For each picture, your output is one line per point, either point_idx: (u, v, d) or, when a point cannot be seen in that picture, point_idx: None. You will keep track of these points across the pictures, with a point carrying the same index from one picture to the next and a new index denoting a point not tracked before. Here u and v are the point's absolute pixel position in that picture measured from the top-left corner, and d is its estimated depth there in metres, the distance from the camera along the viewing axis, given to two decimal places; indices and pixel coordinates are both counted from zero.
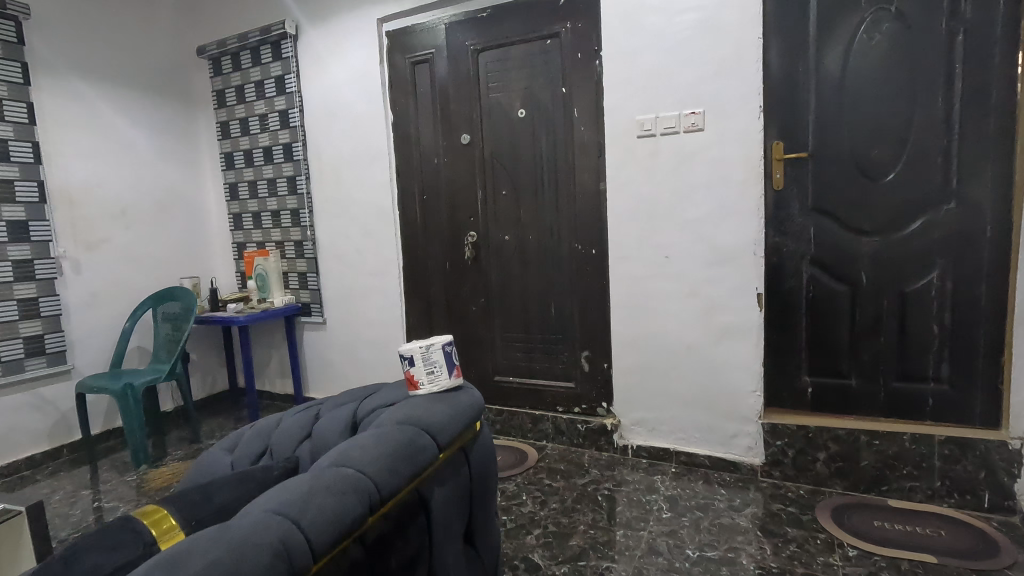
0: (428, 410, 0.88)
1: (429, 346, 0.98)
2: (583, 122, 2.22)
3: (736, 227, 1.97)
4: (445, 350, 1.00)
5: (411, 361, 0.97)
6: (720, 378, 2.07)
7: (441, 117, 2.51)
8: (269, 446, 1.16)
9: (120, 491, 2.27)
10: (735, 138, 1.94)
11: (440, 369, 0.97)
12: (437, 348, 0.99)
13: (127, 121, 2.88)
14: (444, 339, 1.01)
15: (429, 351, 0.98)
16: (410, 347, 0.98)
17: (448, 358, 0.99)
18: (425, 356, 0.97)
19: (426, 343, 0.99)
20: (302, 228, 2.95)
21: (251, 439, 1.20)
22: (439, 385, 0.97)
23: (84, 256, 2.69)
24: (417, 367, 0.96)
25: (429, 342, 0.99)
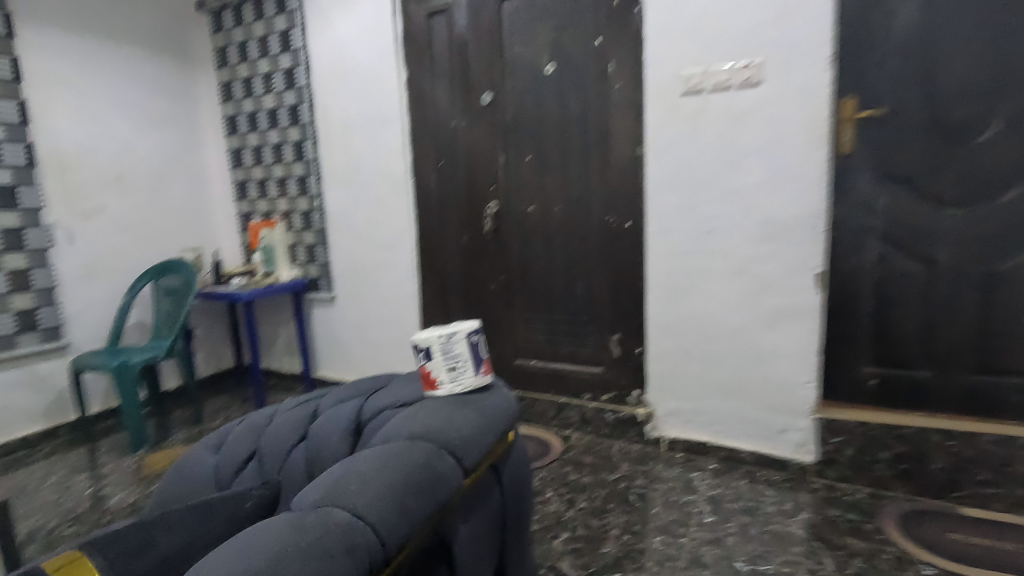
0: (449, 418, 0.68)
1: (451, 336, 0.79)
2: (619, 78, 1.98)
3: (795, 197, 1.73)
4: (472, 340, 0.80)
5: (428, 354, 0.77)
6: (770, 367, 1.84)
7: (459, 75, 2.28)
8: (258, 449, 0.98)
9: (116, 476, 2.13)
10: (798, 94, 1.68)
11: (466, 363, 0.77)
12: (461, 339, 0.79)
13: (123, 81, 2.68)
14: (471, 325, 0.82)
15: (451, 341, 0.79)
16: (424, 337, 0.79)
17: (476, 348, 0.79)
18: (444, 347, 0.78)
19: (448, 333, 0.79)
20: (310, 197, 2.75)
21: (239, 438, 1.02)
22: (463, 385, 0.76)
23: (79, 225, 2.52)
24: (434, 362, 0.77)
25: (452, 330, 0.80)
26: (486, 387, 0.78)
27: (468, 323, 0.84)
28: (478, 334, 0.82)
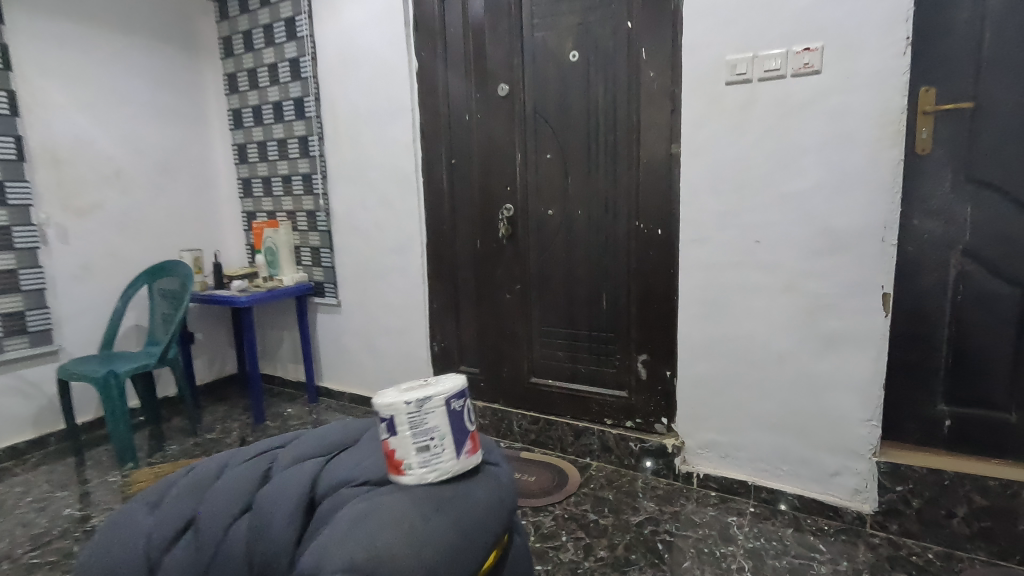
0: (421, 514, 0.59)
1: (425, 407, 0.67)
2: (652, 66, 1.74)
3: (859, 205, 1.48)
4: (449, 408, 0.69)
5: (394, 430, 0.66)
6: (824, 399, 1.60)
7: (474, 63, 2.07)
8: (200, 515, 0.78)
9: (98, 495, 1.98)
10: (866, 83, 1.43)
11: (441, 442, 0.66)
12: (437, 410, 0.68)
13: (123, 71, 2.53)
14: (451, 388, 0.70)
15: (423, 414, 0.67)
16: (389, 406, 0.67)
17: (453, 420, 0.68)
18: (415, 420, 0.67)
19: (421, 399, 0.68)
20: (315, 195, 2.58)
21: (178, 496, 0.82)
22: (438, 470, 0.66)
23: (73, 224, 2.39)
24: (398, 442, 0.65)
25: (426, 397, 0.68)
26: (463, 470, 0.67)
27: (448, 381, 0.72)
28: (460, 397, 0.71)
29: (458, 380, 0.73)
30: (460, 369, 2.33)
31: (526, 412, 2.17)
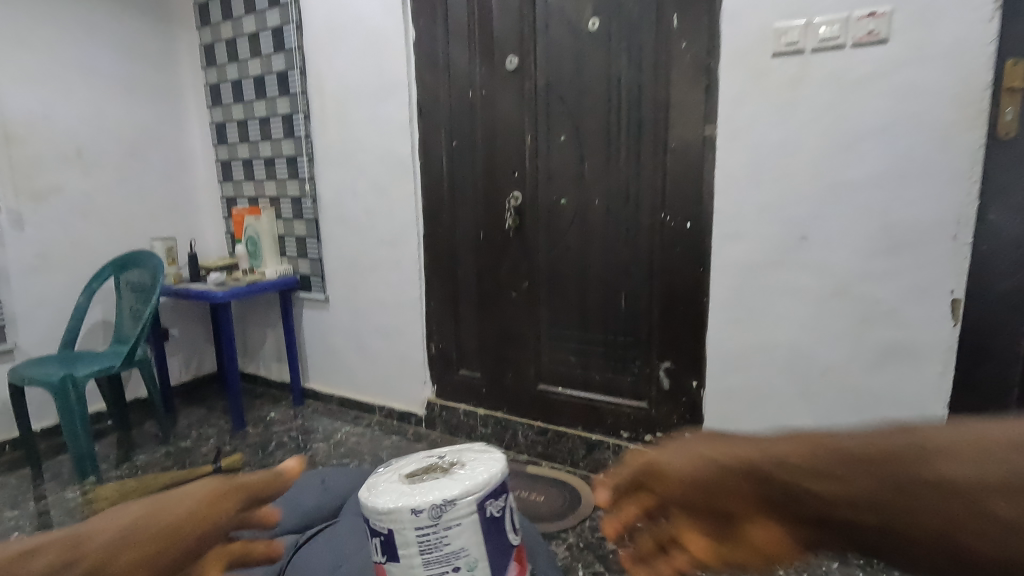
0: None
1: (442, 526, 0.62)
2: (685, 35, 1.52)
3: (928, 198, 1.29)
4: (478, 521, 0.64)
5: (398, 551, 0.62)
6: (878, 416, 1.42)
7: (479, 33, 1.83)
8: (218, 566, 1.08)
9: (54, 515, 1.76)
10: (942, 56, 1.23)
11: (463, 568, 0.63)
12: (457, 531, 0.62)
13: (85, 39, 2.28)
14: (480, 491, 0.64)
15: (442, 532, 0.62)
16: (394, 518, 0.62)
17: (483, 539, 0.64)
18: (430, 544, 0.62)
19: (438, 520, 0.62)
20: (300, 180, 2.34)
21: None
22: None
23: (29, 209, 2.14)
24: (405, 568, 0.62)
25: (443, 510, 0.61)
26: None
27: (478, 474, 0.66)
28: (488, 500, 0.65)
29: (494, 471, 0.67)
30: (459, 374, 2.12)
31: (533, 422, 1.97)
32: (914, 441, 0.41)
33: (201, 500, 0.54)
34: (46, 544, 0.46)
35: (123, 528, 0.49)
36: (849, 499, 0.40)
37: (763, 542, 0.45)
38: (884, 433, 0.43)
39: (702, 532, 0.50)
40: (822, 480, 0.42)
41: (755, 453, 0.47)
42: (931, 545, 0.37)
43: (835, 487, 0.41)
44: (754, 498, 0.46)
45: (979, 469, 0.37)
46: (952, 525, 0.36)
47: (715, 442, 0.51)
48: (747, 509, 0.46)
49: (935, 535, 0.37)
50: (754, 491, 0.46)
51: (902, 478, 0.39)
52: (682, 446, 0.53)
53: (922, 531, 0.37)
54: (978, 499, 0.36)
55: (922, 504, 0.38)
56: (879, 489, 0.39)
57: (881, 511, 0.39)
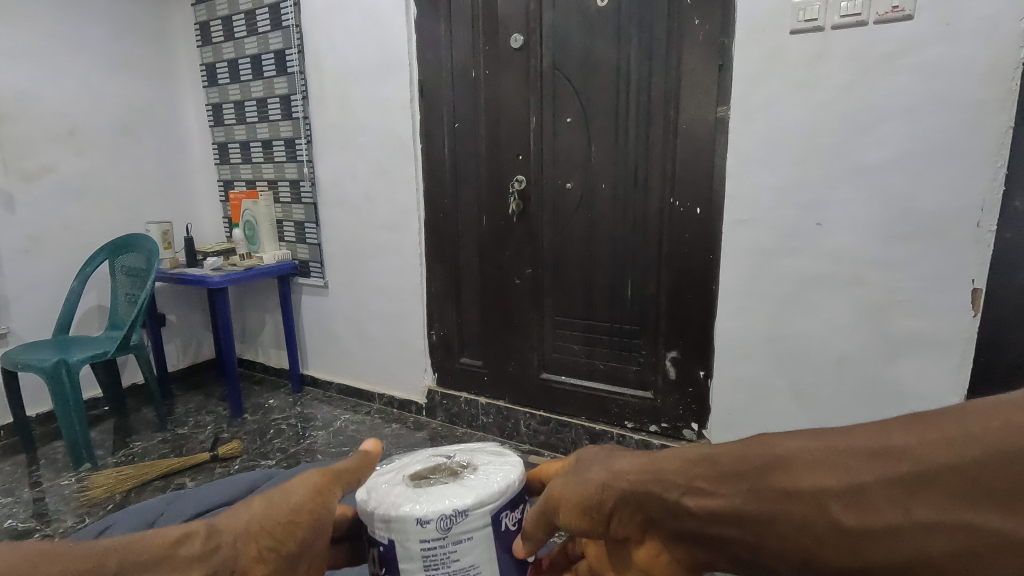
0: None
1: (451, 539, 0.52)
2: (698, 11, 1.45)
3: (950, 183, 1.25)
4: (493, 534, 0.55)
5: (398, 565, 0.53)
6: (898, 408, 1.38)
7: (483, 8, 1.77)
8: None
9: (48, 502, 1.70)
10: (970, 33, 1.18)
11: None
12: (467, 544, 0.53)
13: (76, 14, 2.21)
14: (494, 502, 0.55)
15: (451, 547, 0.52)
16: (397, 529, 0.53)
17: (495, 552, 0.54)
18: (435, 559, 0.52)
19: (447, 531, 0.52)
20: (299, 163, 2.28)
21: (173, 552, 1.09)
22: None
23: (21, 190, 2.09)
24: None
25: (453, 522, 0.52)
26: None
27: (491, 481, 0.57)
28: (503, 509, 0.56)
29: (509, 476, 0.58)
30: (461, 362, 2.08)
31: (535, 411, 1.94)
32: (783, 448, 0.49)
33: (306, 501, 0.57)
34: (174, 546, 0.52)
35: (245, 530, 0.55)
36: (725, 510, 0.50)
37: (658, 550, 0.57)
38: (752, 446, 0.52)
39: (610, 542, 0.60)
40: (700, 498, 0.51)
41: (643, 476, 0.56)
42: (791, 551, 0.47)
43: (710, 505, 0.51)
44: (639, 520, 0.57)
45: (822, 480, 0.45)
46: (802, 532, 0.46)
47: (611, 464, 0.59)
48: (645, 522, 0.56)
49: (793, 543, 0.46)
50: (644, 508, 0.56)
51: (765, 484, 0.48)
52: (578, 474, 0.60)
53: (778, 540, 0.47)
54: (822, 507, 0.45)
55: (777, 515, 0.47)
56: (749, 505, 0.48)
57: (747, 522, 0.49)
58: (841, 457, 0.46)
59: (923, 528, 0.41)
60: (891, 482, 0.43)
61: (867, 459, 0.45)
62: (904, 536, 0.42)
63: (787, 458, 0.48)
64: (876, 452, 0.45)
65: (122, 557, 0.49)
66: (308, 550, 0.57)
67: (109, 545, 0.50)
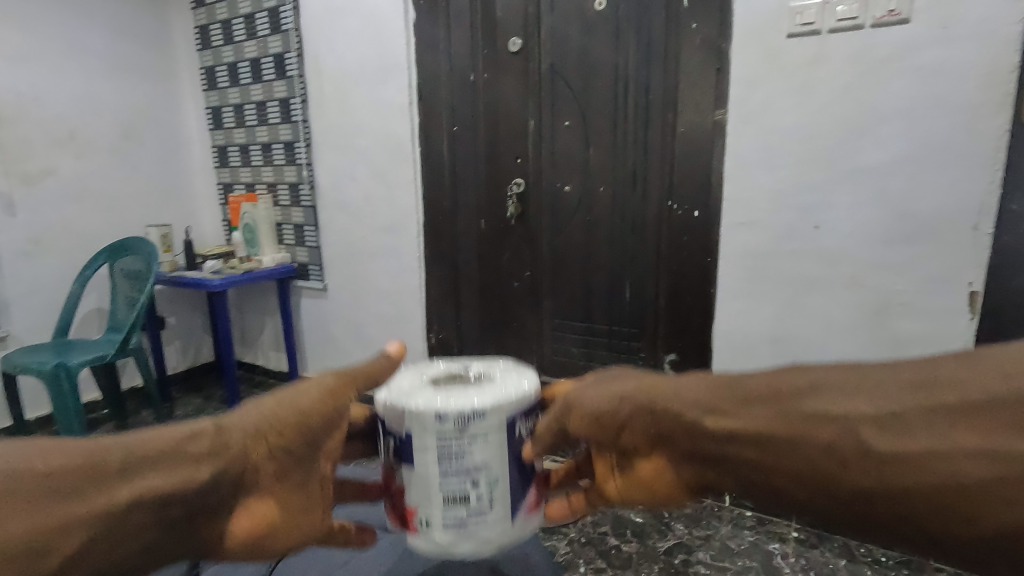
0: None
1: (461, 437, 0.46)
2: (695, 15, 1.46)
3: (948, 185, 1.25)
4: (509, 439, 0.48)
5: (410, 459, 0.48)
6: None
7: (482, 13, 1.77)
8: None
9: None
10: (967, 35, 1.18)
11: (483, 489, 0.48)
12: (485, 444, 0.47)
13: (76, 17, 2.22)
14: (515, 405, 0.49)
15: (465, 446, 0.47)
16: (411, 418, 0.47)
17: (511, 466, 0.48)
18: (448, 454, 0.47)
19: (464, 426, 0.47)
20: (298, 166, 2.29)
21: None
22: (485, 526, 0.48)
23: (20, 193, 2.10)
24: (410, 480, 0.49)
25: (472, 420, 0.46)
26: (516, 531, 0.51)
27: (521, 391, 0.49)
28: (526, 414, 0.50)
29: (533, 383, 0.52)
30: None
31: None
32: (815, 377, 0.45)
33: (318, 403, 0.54)
34: (175, 443, 0.48)
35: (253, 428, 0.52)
36: (748, 433, 0.45)
37: (657, 474, 0.54)
38: (786, 373, 0.48)
39: (615, 455, 0.56)
40: (716, 417, 0.47)
41: (664, 393, 0.51)
42: (809, 475, 0.42)
43: (729, 424, 0.47)
44: (650, 436, 0.52)
45: (855, 404, 0.42)
46: (831, 457, 0.41)
47: (628, 380, 0.54)
48: (650, 442, 0.52)
49: (814, 467, 0.42)
50: (650, 427, 0.51)
51: (794, 410, 0.44)
52: (597, 384, 0.55)
53: (799, 464, 0.43)
54: (856, 432, 0.41)
55: (802, 437, 0.43)
56: (775, 425, 0.44)
57: (766, 446, 0.44)
58: (890, 381, 0.41)
59: (968, 457, 0.37)
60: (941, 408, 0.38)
61: (918, 384, 0.41)
62: (937, 459, 0.37)
63: (828, 378, 0.44)
64: (927, 376, 0.41)
65: (116, 452, 0.45)
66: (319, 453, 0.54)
67: (105, 445, 0.45)
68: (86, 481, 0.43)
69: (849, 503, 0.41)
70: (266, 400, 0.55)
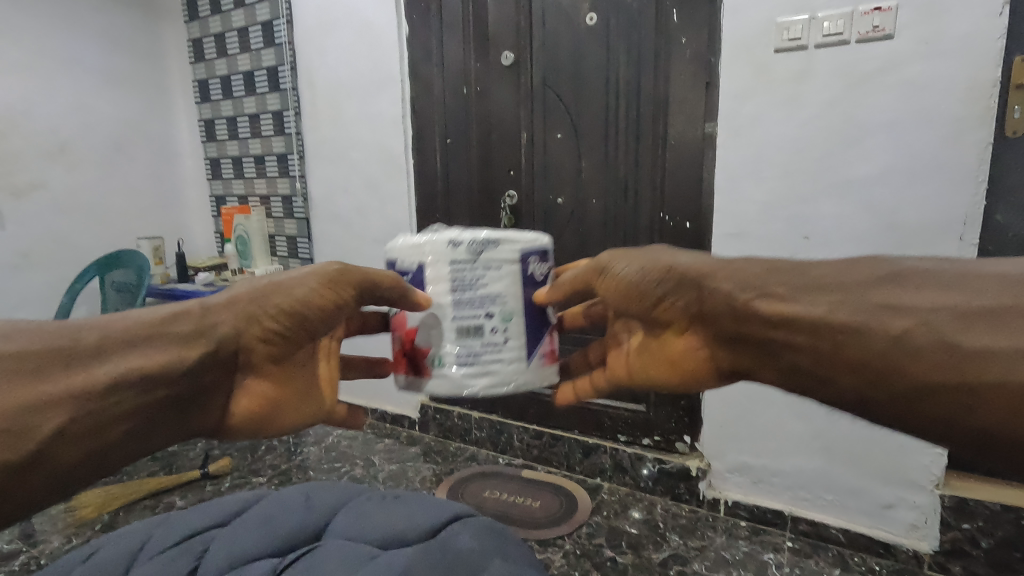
0: None
1: (478, 272, 0.74)
2: (685, 31, 1.48)
3: (935, 195, 1.27)
4: (514, 273, 0.76)
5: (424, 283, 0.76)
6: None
7: (474, 28, 1.79)
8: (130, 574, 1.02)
9: (34, 522, 1.66)
10: (950, 50, 1.21)
11: (497, 313, 0.74)
12: (491, 274, 0.74)
13: (67, 30, 2.22)
14: (520, 247, 0.76)
15: (479, 273, 0.74)
16: (432, 256, 0.75)
17: (522, 300, 0.76)
18: (468, 281, 0.74)
19: (476, 258, 0.74)
20: (291, 178, 2.29)
21: (118, 556, 1.05)
22: (487, 341, 0.74)
23: (11, 205, 2.08)
24: (434, 302, 0.75)
25: (481, 252, 0.74)
26: (529, 369, 0.77)
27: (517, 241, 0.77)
28: (530, 256, 0.78)
29: (536, 240, 0.79)
30: None
31: (529, 425, 1.93)
32: (890, 269, 0.65)
33: (307, 295, 0.82)
34: (158, 325, 0.73)
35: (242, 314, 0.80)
36: (824, 321, 0.66)
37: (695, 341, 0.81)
38: (867, 266, 0.68)
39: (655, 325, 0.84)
40: (774, 303, 0.70)
41: (742, 288, 0.73)
42: (871, 359, 0.62)
43: (786, 311, 0.69)
44: (694, 312, 0.79)
45: (914, 300, 0.61)
46: (891, 345, 0.61)
47: (657, 259, 0.81)
48: (692, 315, 0.79)
49: (877, 355, 0.62)
50: (695, 305, 0.78)
51: (867, 301, 0.64)
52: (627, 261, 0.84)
53: (858, 351, 0.63)
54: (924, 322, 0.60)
55: (869, 327, 0.62)
56: (837, 313, 0.65)
57: (823, 329, 0.66)
58: (931, 288, 0.62)
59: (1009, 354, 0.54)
60: (969, 313, 0.58)
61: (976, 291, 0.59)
62: (977, 351, 0.56)
63: (869, 278, 0.66)
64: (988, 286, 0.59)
65: (93, 334, 0.68)
66: (304, 332, 0.83)
67: (79, 328, 0.68)
68: (74, 357, 0.65)
69: (899, 381, 0.61)
70: (256, 291, 0.82)
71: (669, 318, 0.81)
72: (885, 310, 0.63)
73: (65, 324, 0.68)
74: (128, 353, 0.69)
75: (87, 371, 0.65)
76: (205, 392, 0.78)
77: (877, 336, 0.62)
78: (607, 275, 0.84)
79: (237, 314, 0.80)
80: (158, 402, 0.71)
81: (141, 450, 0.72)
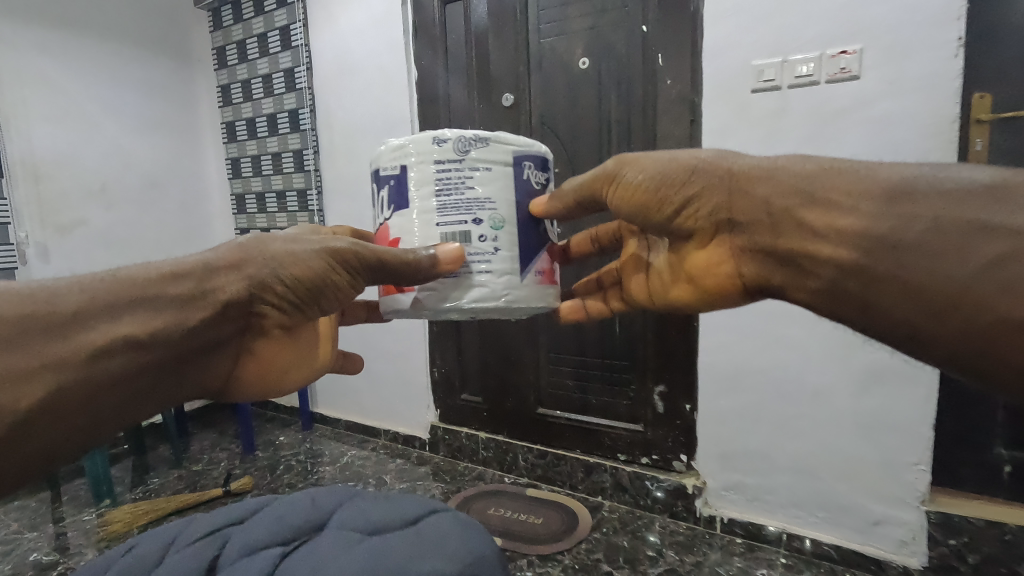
0: None
1: (465, 176, 0.83)
2: (670, 73, 1.59)
3: None
4: (502, 176, 0.85)
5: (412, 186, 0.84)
6: (883, 439, 1.44)
7: (477, 73, 1.93)
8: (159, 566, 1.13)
9: (70, 537, 1.77)
10: (913, 88, 1.30)
11: (485, 214, 0.83)
12: (478, 177, 0.83)
13: (111, 82, 2.43)
14: (509, 154, 0.86)
15: (468, 177, 0.83)
16: (423, 160, 0.83)
17: (512, 208, 0.86)
18: (457, 182, 0.82)
19: (465, 160, 0.83)
20: (310, 212, 2.44)
21: (149, 552, 1.16)
22: (476, 242, 0.83)
23: (55, 241, 2.26)
24: (422, 203, 0.84)
25: (468, 157, 0.83)
26: (523, 282, 0.86)
27: (505, 146, 0.85)
28: (519, 164, 0.87)
29: (528, 148, 0.89)
30: (462, 398, 2.17)
31: (533, 445, 2.01)
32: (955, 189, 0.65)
33: (316, 270, 0.84)
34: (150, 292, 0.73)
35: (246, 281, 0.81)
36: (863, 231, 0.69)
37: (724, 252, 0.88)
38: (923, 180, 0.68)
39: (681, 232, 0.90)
40: (826, 215, 0.73)
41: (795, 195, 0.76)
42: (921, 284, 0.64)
43: (836, 221, 0.72)
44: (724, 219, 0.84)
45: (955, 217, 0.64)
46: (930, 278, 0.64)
47: (686, 157, 0.86)
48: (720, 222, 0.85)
49: (918, 277, 0.65)
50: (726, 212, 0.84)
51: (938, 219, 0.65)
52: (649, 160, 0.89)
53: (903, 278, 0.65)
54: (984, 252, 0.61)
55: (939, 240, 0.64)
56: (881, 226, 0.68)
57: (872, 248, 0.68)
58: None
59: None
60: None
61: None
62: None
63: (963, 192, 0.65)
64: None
65: (80, 301, 0.68)
66: (315, 300, 0.87)
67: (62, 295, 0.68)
68: (62, 325, 0.67)
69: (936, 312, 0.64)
70: (268, 259, 0.82)
71: (697, 227, 0.87)
72: (964, 231, 0.63)
73: (45, 286, 0.69)
74: (118, 318, 0.70)
75: (69, 338, 0.67)
76: (205, 353, 0.82)
77: (934, 260, 0.64)
78: (619, 183, 0.90)
79: (247, 279, 0.81)
80: (151, 364, 0.74)
81: (142, 406, 0.77)
